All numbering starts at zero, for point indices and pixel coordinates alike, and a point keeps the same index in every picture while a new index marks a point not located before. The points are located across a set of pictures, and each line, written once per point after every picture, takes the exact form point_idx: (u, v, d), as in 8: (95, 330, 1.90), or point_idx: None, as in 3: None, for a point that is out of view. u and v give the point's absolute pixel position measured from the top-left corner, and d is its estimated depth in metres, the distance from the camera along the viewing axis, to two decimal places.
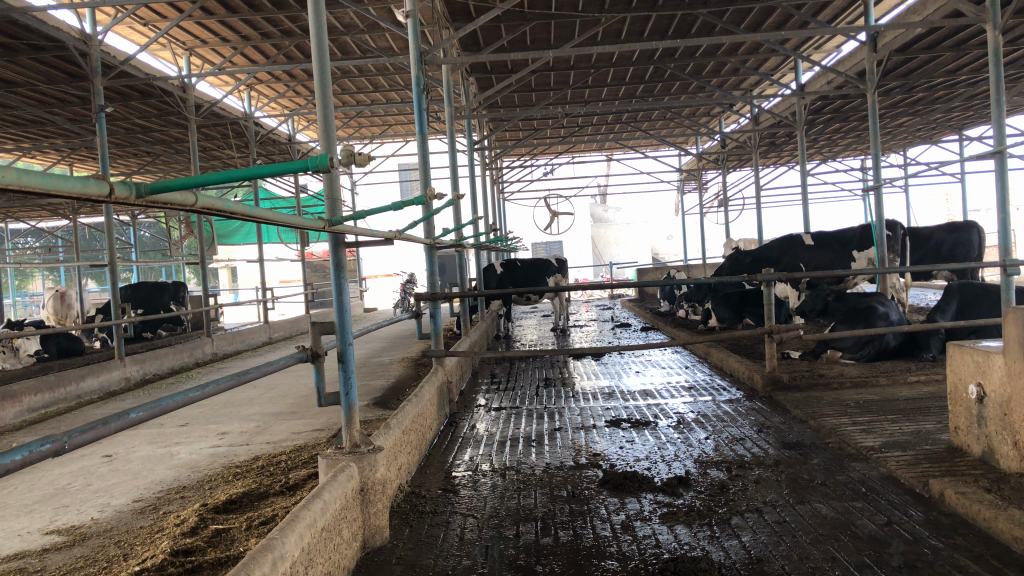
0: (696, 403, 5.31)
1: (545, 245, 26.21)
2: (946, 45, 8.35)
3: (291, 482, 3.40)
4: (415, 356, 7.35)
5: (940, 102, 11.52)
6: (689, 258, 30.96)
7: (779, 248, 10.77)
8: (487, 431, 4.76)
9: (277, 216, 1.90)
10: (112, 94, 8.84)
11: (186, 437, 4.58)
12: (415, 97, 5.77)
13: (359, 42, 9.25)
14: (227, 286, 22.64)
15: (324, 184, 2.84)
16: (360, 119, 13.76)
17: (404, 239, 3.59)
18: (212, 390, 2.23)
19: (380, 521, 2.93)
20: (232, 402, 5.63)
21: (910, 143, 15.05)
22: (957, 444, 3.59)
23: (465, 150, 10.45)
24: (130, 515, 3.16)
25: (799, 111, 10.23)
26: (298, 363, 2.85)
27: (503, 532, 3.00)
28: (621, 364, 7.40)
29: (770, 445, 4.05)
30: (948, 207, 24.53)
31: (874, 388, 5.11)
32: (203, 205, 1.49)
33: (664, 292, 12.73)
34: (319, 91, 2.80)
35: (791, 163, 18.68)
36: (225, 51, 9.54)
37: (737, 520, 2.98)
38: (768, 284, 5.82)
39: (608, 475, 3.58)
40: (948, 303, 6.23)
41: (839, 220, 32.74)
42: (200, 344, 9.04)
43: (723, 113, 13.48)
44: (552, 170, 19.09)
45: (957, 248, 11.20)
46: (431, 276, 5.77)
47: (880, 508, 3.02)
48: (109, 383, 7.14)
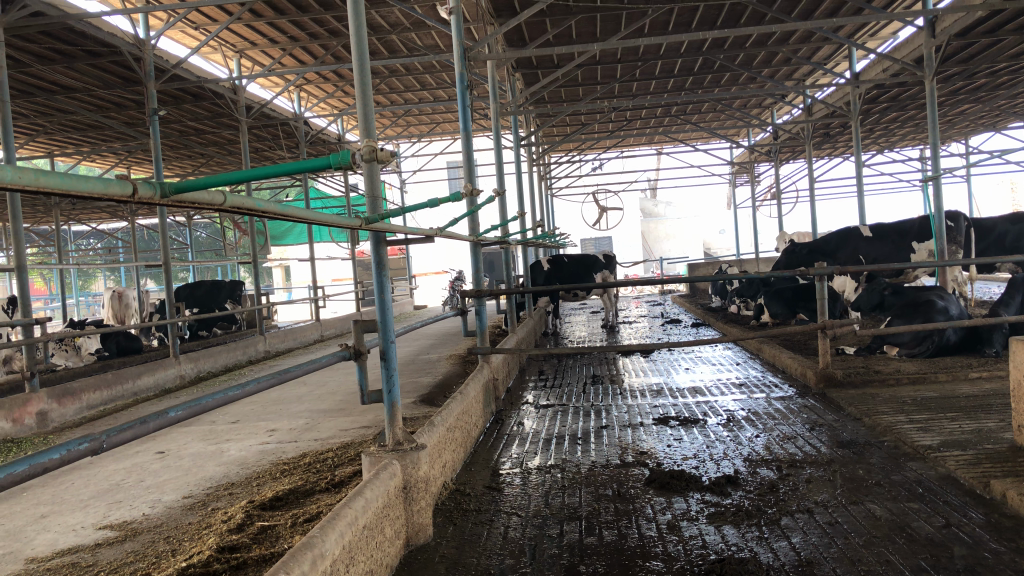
0: (747, 400, 5.21)
1: (595, 241, 26.09)
2: (1009, 28, 8.05)
3: (336, 479, 3.41)
4: (462, 353, 7.36)
5: (1003, 88, 11.12)
6: (741, 253, 30.50)
7: (835, 241, 10.50)
8: (534, 428, 4.74)
9: (311, 215, 1.88)
10: (166, 98, 9.03)
11: (237, 434, 4.65)
12: (459, 93, 5.74)
13: (405, 40, 9.29)
14: (282, 285, 23.01)
15: (365, 181, 2.83)
16: (409, 118, 13.84)
17: (447, 235, 3.58)
18: (253, 389, 2.24)
19: (423, 519, 2.93)
20: (283, 399, 5.69)
21: (970, 131, 14.61)
22: (1021, 443, 3.45)
23: (512, 147, 10.42)
24: (180, 511, 3.22)
25: (853, 100, 9.98)
26: (341, 361, 2.86)
27: (547, 531, 2.97)
28: (670, 360, 7.30)
29: (823, 443, 3.95)
30: (1012, 196, 23.74)
31: (932, 384, 4.95)
32: (234, 206, 1.46)
33: (715, 288, 12.55)
34: (358, 86, 2.80)
35: (846, 154, 18.26)
36: (274, 53, 9.68)
37: (788, 520, 2.90)
38: (821, 278, 5.66)
39: (654, 473, 3.53)
40: (1011, 296, 6.01)
41: (899, 212, 31.91)
42: (252, 342, 9.19)
43: (775, 104, 13.23)
44: (601, 165, 18.97)
45: (1021, 239, 10.82)
46: (477, 273, 5.75)
47: (937, 509, 2.92)
48: (164, 380, 7.28)
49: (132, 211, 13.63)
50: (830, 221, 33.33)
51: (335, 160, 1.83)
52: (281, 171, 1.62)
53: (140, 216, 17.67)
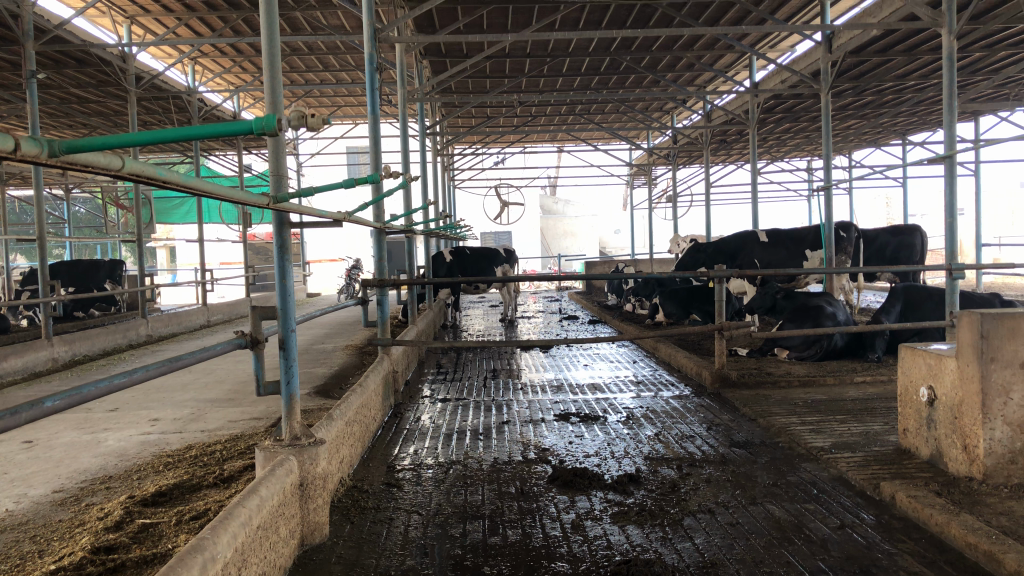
0: (645, 398, 5.26)
1: (494, 234, 26.09)
2: (898, 49, 8.46)
3: (226, 474, 3.22)
4: (359, 344, 7.16)
5: (889, 106, 11.70)
6: (635, 253, 31.18)
7: (731, 244, 10.80)
8: (433, 423, 4.63)
9: (215, 189, 1.70)
10: (46, 61, 8.42)
11: (116, 423, 4.35)
12: (368, 76, 5.56)
13: (310, 18, 8.99)
14: (166, 266, 22.02)
15: (269, 159, 2.68)
16: (309, 99, 13.44)
17: (352, 221, 3.43)
18: (141, 377, 2.04)
19: (319, 518, 2.78)
20: (167, 387, 5.39)
21: (855, 146, 15.37)
22: (906, 446, 3.59)
23: (417, 135, 10.23)
24: (50, 507, 2.96)
25: (751, 109, 10.29)
26: (237, 349, 2.68)
27: (449, 531, 2.88)
28: (569, 357, 7.33)
29: (720, 443, 4.01)
30: (888, 210, 25.20)
31: (821, 387, 5.13)
32: (130, 171, 1.29)
33: (612, 286, 12.72)
34: (266, 57, 2.66)
35: (740, 162, 18.90)
36: (168, 22, 9.18)
37: (690, 521, 2.91)
38: (720, 280, 5.77)
39: (557, 471, 3.49)
40: (893, 304, 6.29)
41: (785, 219, 33.30)
42: (133, 326, 8.70)
43: (677, 108, 13.53)
44: (504, 158, 18.95)
45: (899, 251, 11.42)
46: (380, 261, 5.59)
47: (832, 510, 2.99)
48: (34, 363, 6.80)
49: (2, 180, 12.71)
50: (721, 225, 34.55)
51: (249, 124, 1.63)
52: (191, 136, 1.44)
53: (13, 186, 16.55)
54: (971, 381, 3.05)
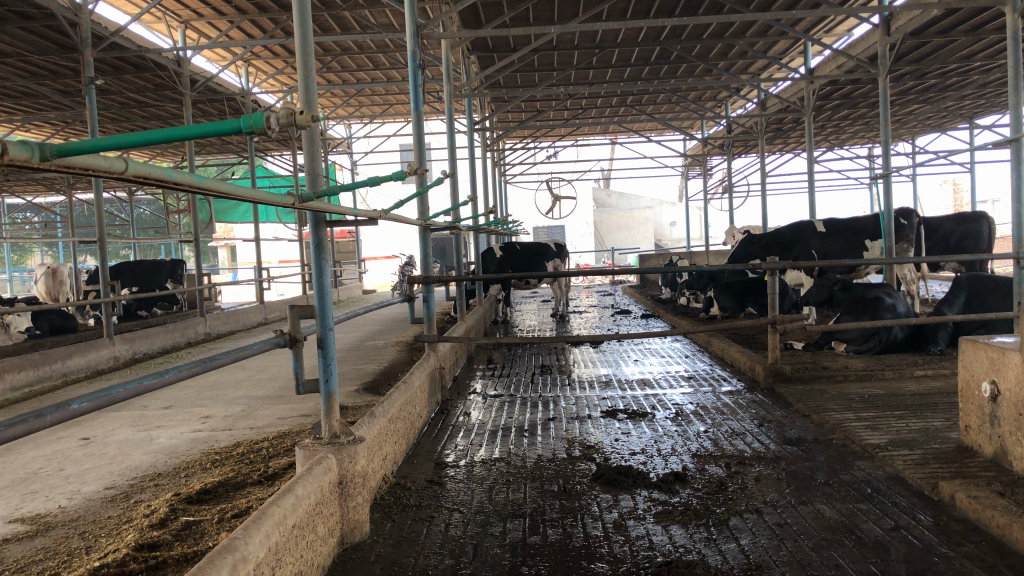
0: (696, 393, 5.16)
1: (547, 228, 26.03)
2: (961, 30, 8.14)
3: (270, 471, 3.25)
4: (409, 340, 7.19)
5: (953, 89, 11.28)
6: (691, 245, 30.79)
7: (788, 235, 10.55)
8: (479, 419, 4.62)
9: (234, 190, 1.68)
10: (104, 67, 8.65)
11: (169, 420, 4.43)
12: (411, 72, 5.54)
13: (358, 17, 9.06)
14: (226, 265, 22.50)
15: (304, 157, 2.68)
16: (360, 98, 13.56)
17: (392, 219, 3.42)
18: (171, 377, 2.04)
19: (359, 516, 2.78)
20: (220, 384, 5.49)
21: (917, 131, 14.90)
22: (968, 444, 3.44)
23: (466, 131, 10.22)
24: (100, 503, 3.02)
25: (807, 96, 10.03)
26: (274, 349, 2.69)
27: (489, 529, 2.85)
28: (620, 352, 7.25)
29: (771, 440, 3.90)
30: (955, 196, 24.41)
31: (879, 382, 4.96)
32: (135, 174, 1.28)
33: (665, 280, 12.56)
34: (299, 56, 2.67)
35: (797, 150, 18.50)
36: (221, 25, 9.36)
37: (735, 521, 2.83)
38: (772, 272, 5.61)
39: (601, 469, 3.43)
40: (956, 295, 6.05)
41: (847, 209, 32.46)
42: (191, 324, 8.90)
43: (730, 97, 13.28)
44: (555, 152, 18.86)
45: (965, 239, 11.01)
46: (425, 258, 5.58)
47: (886, 511, 2.87)
48: (97, 361, 6.98)
49: (69, 184, 13.12)
50: (779, 215, 33.92)
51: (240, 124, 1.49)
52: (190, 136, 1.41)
53: (80, 190, 17.09)
54: None
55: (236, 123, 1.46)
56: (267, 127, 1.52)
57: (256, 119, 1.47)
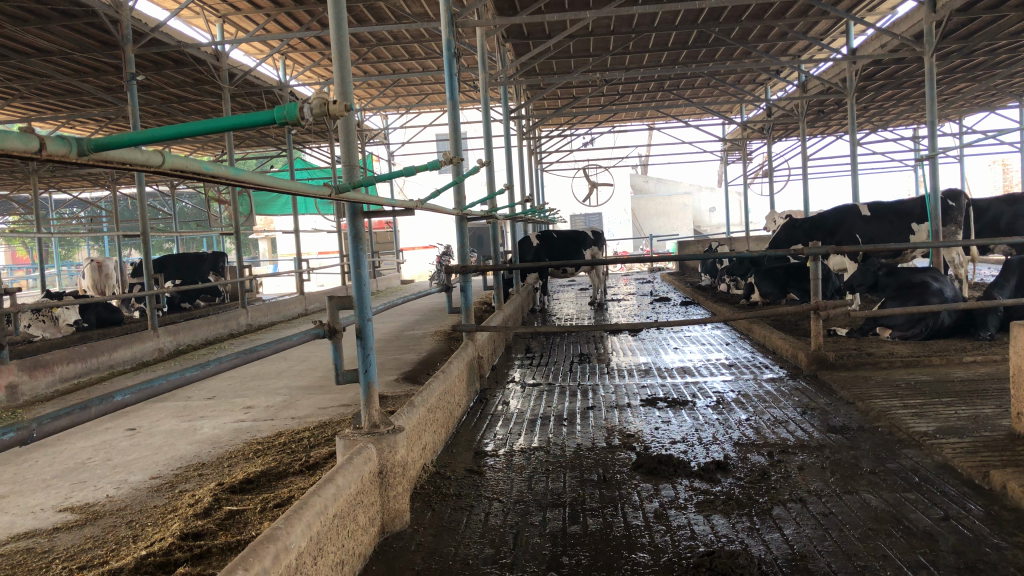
0: (737, 381, 5.09)
1: (585, 216, 25.91)
2: (1011, 5, 7.91)
3: (311, 461, 3.28)
4: (447, 330, 7.21)
5: (1001, 67, 10.98)
6: (730, 230, 30.44)
7: (832, 219, 10.37)
8: (518, 408, 4.61)
9: (271, 182, 1.68)
10: (145, 63, 8.77)
11: (213, 411, 4.50)
12: (446, 61, 5.52)
13: (392, 7, 9.07)
14: (267, 257, 22.80)
15: (341, 148, 2.69)
16: (396, 89, 13.60)
17: (428, 209, 3.42)
18: (212, 369, 2.06)
19: (400, 505, 2.79)
20: (262, 375, 5.56)
21: (964, 110, 14.52)
22: (1020, 431, 3.34)
23: (502, 119, 10.18)
24: (146, 493, 3.07)
25: (849, 76, 9.83)
26: (314, 340, 2.70)
27: (529, 519, 2.84)
28: (660, 339, 7.19)
29: (815, 428, 3.84)
30: (1004, 176, 23.80)
31: (926, 368, 4.85)
32: (173, 167, 1.29)
33: (705, 266, 12.43)
34: (335, 47, 2.68)
35: (839, 132, 18.18)
36: (258, 19, 9.44)
37: (779, 510, 2.79)
38: (815, 257, 5.51)
39: (641, 458, 3.40)
40: (1007, 279, 5.90)
41: (891, 192, 31.83)
42: (234, 316, 9.03)
43: (770, 80, 13.06)
44: (592, 139, 18.75)
45: (1015, 221, 10.73)
46: (462, 247, 5.58)
47: (935, 500, 2.81)
48: (142, 353, 7.11)
49: (113, 179, 13.35)
50: (821, 199, 33.36)
51: (276, 116, 1.49)
52: (222, 129, 1.41)
53: (124, 185, 17.40)
54: None
55: (268, 114, 1.46)
56: (301, 118, 1.51)
57: (290, 110, 1.47)
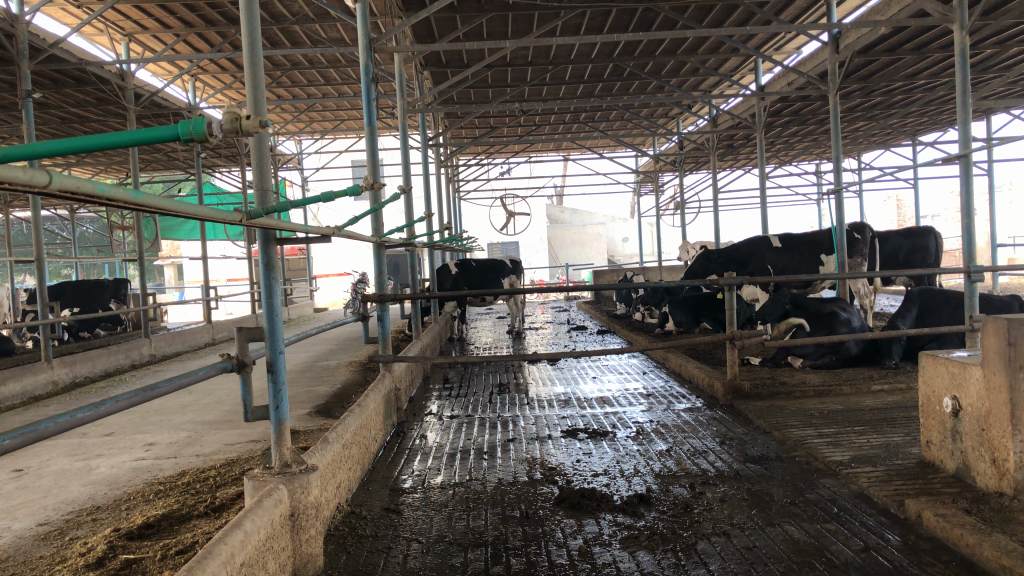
0: (655, 411, 5.10)
1: (502, 245, 26.01)
2: (908, 48, 8.33)
3: (217, 503, 3.09)
4: (362, 361, 7.03)
5: (897, 106, 11.54)
6: (643, 260, 31.04)
7: (744, 250, 10.64)
8: (436, 442, 4.49)
9: (173, 205, 1.53)
10: (44, 81, 8.36)
11: (110, 449, 4.22)
12: (364, 86, 5.40)
13: (308, 31, 8.93)
14: (173, 284, 22.04)
15: (253, 173, 2.55)
16: (312, 114, 13.39)
17: (345, 236, 3.29)
18: (108, 409, 1.86)
19: (313, 549, 2.65)
20: (165, 409, 5.28)
21: (863, 148, 15.20)
22: (930, 459, 3.42)
23: (419, 147, 10.08)
24: (32, 541, 2.83)
25: (758, 112, 10.17)
26: (222, 374, 2.54)
27: (450, 560, 2.73)
28: (578, 369, 7.18)
29: (734, 459, 3.85)
30: (899, 212, 25.04)
31: (837, 397, 4.96)
32: (61, 188, 1.15)
33: (620, 295, 12.58)
34: (248, 65, 2.55)
35: (747, 166, 18.79)
36: (166, 39, 9.14)
37: (704, 545, 2.75)
38: (730, 288, 5.59)
39: (564, 493, 3.34)
40: (909, 309, 6.12)
41: (795, 224, 33.08)
42: (136, 346, 8.61)
43: (682, 113, 13.37)
44: (509, 169, 18.82)
45: (913, 254, 11.25)
46: (380, 275, 5.44)
47: (854, 530, 2.83)
48: (34, 387, 6.69)
49: (6, 201, 12.65)
50: (730, 231, 34.42)
51: (180, 132, 1.37)
52: (115, 145, 1.28)
53: (18, 207, 16.55)
54: (1000, 391, 2.88)
55: (171, 129, 1.34)
56: (209, 135, 1.40)
57: (196, 125, 1.36)
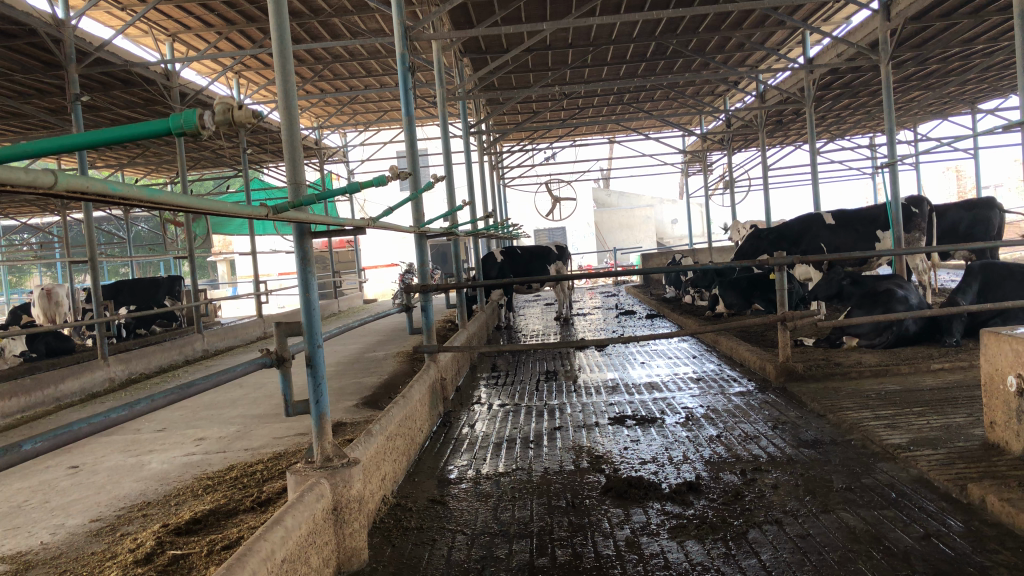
0: (706, 396, 4.99)
1: (549, 231, 25.95)
2: (964, 11, 7.99)
3: (263, 497, 3.10)
4: (409, 351, 7.04)
5: (954, 74, 11.14)
6: (693, 242, 30.68)
7: (796, 229, 10.40)
8: (484, 431, 4.46)
9: (184, 202, 1.50)
10: (92, 83, 8.54)
11: (162, 444, 4.28)
12: (401, 75, 5.36)
13: (348, 23, 8.96)
14: (227, 279, 22.47)
15: (287, 169, 2.53)
16: (355, 106, 13.46)
17: (383, 227, 3.25)
18: (143, 409, 1.84)
19: (357, 543, 2.64)
20: (216, 404, 5.35)
21: (918, 119, 14.73)
22: (994, 441, 3.27)
23: (461, 134, 10.03)
24: (84, 538, 2.87)
25: (807, 86, 9.91)
26: (261, 370, 2.53)
27: (494, 552, 2.69)
28: (627, 355, 7.09)
29: (787, 444, 3.74)
30: (958, 183, 24.30)
31: (895, 377, 4.80)
32: (68, 188, 1.13)
33: (669, 279, 12.42)
34: (278, 59, 2.53)
35: (798, 142, 18.38)
36: (209, 37, 9.25)
37: (755, 534, 2.67)
38: (780, 268, 5.45)
39: (611, 481, 3.28)
40: (969, 284, 5.89)
41: (850, 200, 32.29)
42: (189, 341, 8.78)
43: (729, 91, 13.10)
44: (553, 154, 18.71)
45: (975, 226, 10.88)
46: (423, 265, 5.41)
47: (914, 517, 2.71)
48: (92, 384, 6.84)
49: (63, 204, 12.99)
50: (782, 209, 33.79)
51: (171, 125, 1.34)
52: (117, 140, 1.26)
53: (76, 209, 16.99)
54: None
55: (162, 124, 1.32)
56: (201, 128, 1.38)
57: (187, 118, 1.33)
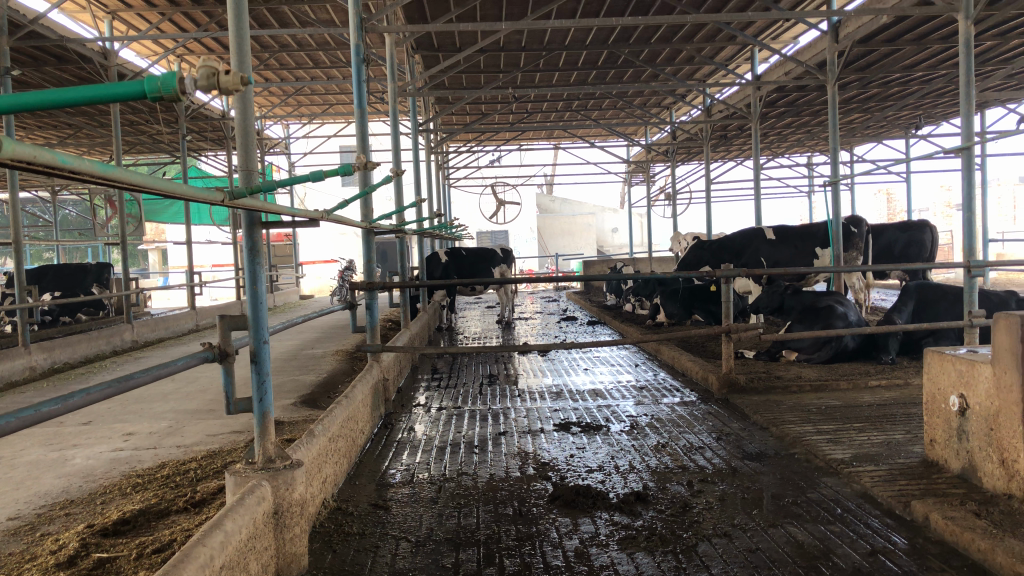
0: (648, 405, 4.98)
1: (491, 234, 25.93)
2: (907, 38, 8.23)
3: (197, 498, 2.96)
4: (349, 350, 6.89)
5: (893, 99, 11.48)
6: (633, 251, 31.00)
7: (738, 242, 10.56)
8: (426, 435, 4.36)
9: (140, 175, 1.38)
10: (24, 57, 8.18)
11: (87, 438, 4.08)
12: (354, 67, 5.22)
13: (298, 12, 8.78)
14: (158, 268, 21.83)
15: (237, 155, 2.40)
16: (300, 97, 13.20)
17: (334, 220, 3.14)
18: (78, 402, 1.71)
19: (297, 548, 2.53)
20: (146, 397, 5.13)
21: (855, 141, 15.15)
22: (934, 458, 3.33)
23: (409, 131, 9.92)
24: (1, 538, 2.69)
25: (754, 102, 10.08)
26: (203, 364, 2.40)
27: (441, 561, 2.61)
28: (569, 360, 7.07)
29: (731, 455, 3.75)
30: (889, 205, 25.09)
31: (833, 392, 4.87)
32: (13, 156, 1.02)
33: (610, 286, 12.48)
34: (233, 39, 2.41)
35: (739, 158, 18.72)
36: (151, 17, 8.94)
37: (704, 547, 2.65)
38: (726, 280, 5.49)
39: (558, 490, 3.22)
40: (905, 303, 6.04)
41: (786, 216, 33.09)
42: (118, 332, 8.45)
43: (676, 103, 13.27)
44: (499, 158, 18.68)
45: (908, 247, 11.22)
46: (369, 262, 5.29)
47: (859, 533, 2.73)
48: (11, 373, 6.51)
49: None
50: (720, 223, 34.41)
51: (142, 89, 1.23)
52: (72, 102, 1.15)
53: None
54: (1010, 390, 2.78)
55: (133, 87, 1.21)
56: (179, 93, 1.27)
57: (163, 81, 1.22)
